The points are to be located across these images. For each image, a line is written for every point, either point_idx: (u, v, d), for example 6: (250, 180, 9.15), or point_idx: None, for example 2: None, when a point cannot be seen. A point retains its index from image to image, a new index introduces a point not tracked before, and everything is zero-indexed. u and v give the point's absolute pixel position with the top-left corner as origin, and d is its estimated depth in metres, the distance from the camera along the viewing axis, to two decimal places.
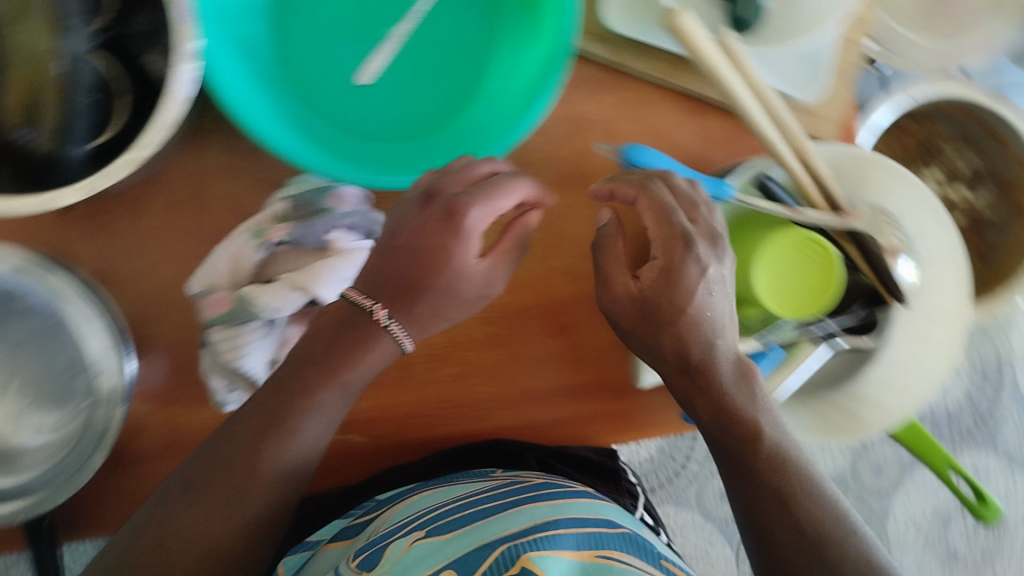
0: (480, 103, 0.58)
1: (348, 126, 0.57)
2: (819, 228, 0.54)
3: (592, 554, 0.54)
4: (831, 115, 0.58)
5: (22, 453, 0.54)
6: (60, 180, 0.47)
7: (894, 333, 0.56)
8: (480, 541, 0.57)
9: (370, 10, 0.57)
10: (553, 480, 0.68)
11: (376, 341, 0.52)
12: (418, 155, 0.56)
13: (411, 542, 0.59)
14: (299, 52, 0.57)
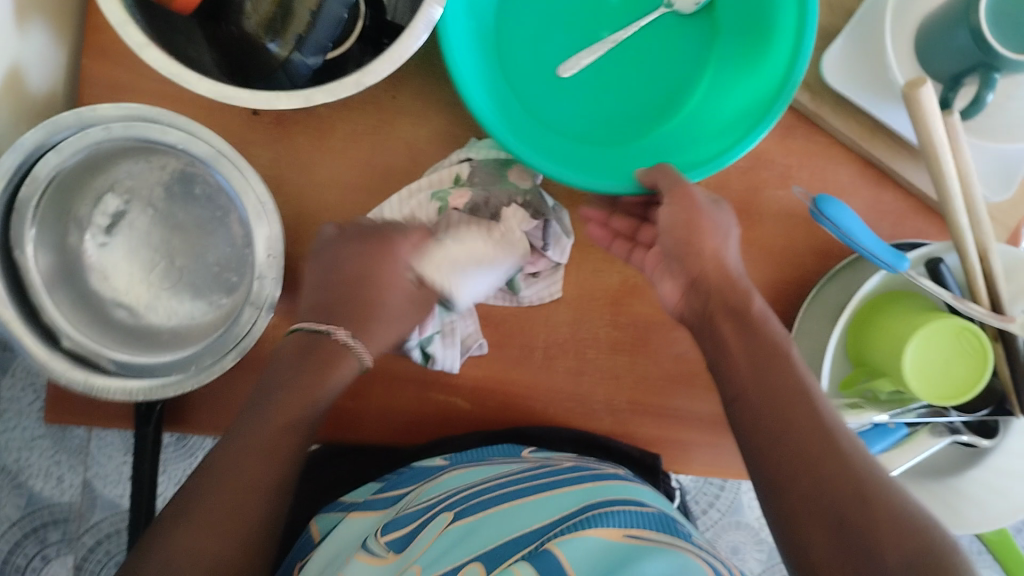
0: (666, 130, 0.58)
1: (536, 112, 0.58)
2: (978, 323, 0.54)
3: (621, 533, 0.45)
4: (1008, 222, 0.60)
5: (152, 330, 0.54)
6: (285, 85, 0.49)
7: (1007, 441, 0.57)
8: (505, 536, 0.48)
9: (597, 13, 0.58)
10: (585, 463, 0.57)
11: (341, 360, 0.52)
12: (595, 158, 0.56)
13: (438, 529, 0.50)
14: (516, 30, 0.58)
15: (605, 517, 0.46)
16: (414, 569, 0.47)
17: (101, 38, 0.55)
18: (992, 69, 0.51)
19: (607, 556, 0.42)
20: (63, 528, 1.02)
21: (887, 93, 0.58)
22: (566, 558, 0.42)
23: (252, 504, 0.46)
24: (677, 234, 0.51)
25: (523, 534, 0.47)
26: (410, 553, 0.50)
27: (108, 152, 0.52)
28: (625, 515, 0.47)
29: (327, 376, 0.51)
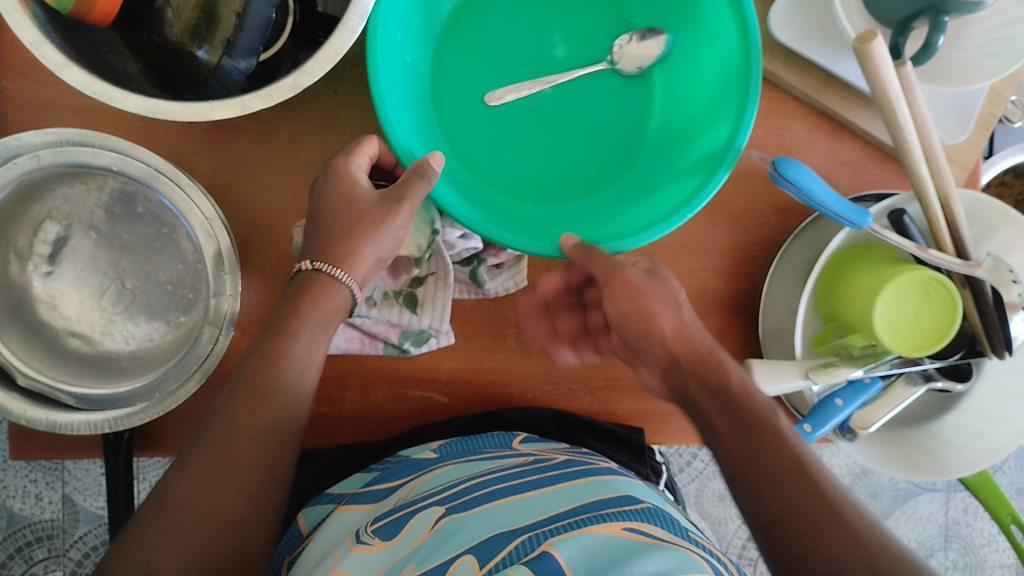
0: (594, 191, 0.57)
1: (466, 158, 0.56)
2: (945, 271, 0.54)
3: (618, 527, 0.44)
4: (964, 163, 0.59)
5: (111, 358, 0.52)
6: (217, 94, 0.46)
7: (979, 383, 0.58)
8: (496, 531, 0.47)
9: (540, 65, 0.57)
10: (580, 459, 0.55)
11: (327, 293, 0.46)
12: (522, 213, 0.54)
13: (429, 523, 0.48)
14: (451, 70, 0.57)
15: (599, 517, 0.45)
16: (409, 565, 0.45)
17: (21, 56, 0.53)
18: (941, 13, 0.50)
19: (606, 554, 0.41)
20: (47, 545, 1.00)
21: (838, 45, 0.57)
22: (564, 560, 0.41)
23: (251, 501, 0.42)
24: (632, 325, 0.49)
25: (515, 531, 0.46)
26: (399, 546, 0.48)
27: (41, 180, 0.50)
28: (620, 514, 0.46)
29: (307, 317, 0.46)
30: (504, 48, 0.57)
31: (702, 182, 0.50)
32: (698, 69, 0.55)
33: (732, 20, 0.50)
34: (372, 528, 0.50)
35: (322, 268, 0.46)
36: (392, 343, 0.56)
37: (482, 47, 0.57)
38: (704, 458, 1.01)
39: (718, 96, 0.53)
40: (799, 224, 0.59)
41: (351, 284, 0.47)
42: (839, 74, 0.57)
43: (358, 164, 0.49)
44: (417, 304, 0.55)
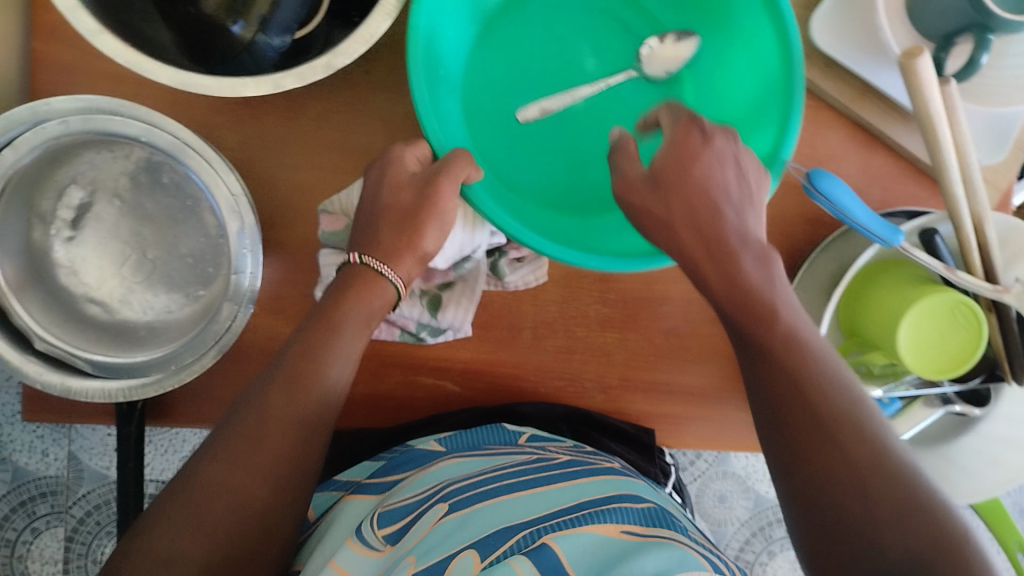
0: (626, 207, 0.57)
1: (500, 173, 0.56)
2: (972, 295, 0.53)
3: (618, 530, 0.44)
4: (1000, 185, 0.58)
5: (128, 326, 0.52)
6: (249, 69, 0.47)
7: (999, 408, 0.57)
8: (500, 526, 0.46)
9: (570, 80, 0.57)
10: (584, 458, 0.55)
11: (375, 287, 0.46)
12: (559, 228, 0.53)
13: (433, 519, 0.47)
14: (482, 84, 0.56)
15: (601, 515, 0.45)
16: (409, 559, 0.44)
17: (50, 16, 0.52)
18: (987, 30, 0.49)
19: (606, 555, 0.41)
20: (50, 501, 0.98)
21: (879, 56, 0.55)
22: (565, 557, 0.41)
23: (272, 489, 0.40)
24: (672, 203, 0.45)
25: (516, 526, 0.46)
26: (403, 544, 0.47)
27: (68, 145, 0.49)
28: (622, 512, 0.46)
29: (353, 308, 0.45)
30: (534, 56, 0.57)
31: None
32: (738, 74, 0.54)
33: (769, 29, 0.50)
34: (381, 532, 0.48)
35: (370, 263, 0.46)
36: (409, 331, 0.56)
37: (514, 54, 0.57)
38: (708, 458, 1.00)
39: (760, 102, 0.52)
40: (827, 237, 0.59)
41: (397, 282, 0.47)
42: (878, 87, 0.56)
43: (414, 157, 0.48)
44: (440, 306, 0.55)
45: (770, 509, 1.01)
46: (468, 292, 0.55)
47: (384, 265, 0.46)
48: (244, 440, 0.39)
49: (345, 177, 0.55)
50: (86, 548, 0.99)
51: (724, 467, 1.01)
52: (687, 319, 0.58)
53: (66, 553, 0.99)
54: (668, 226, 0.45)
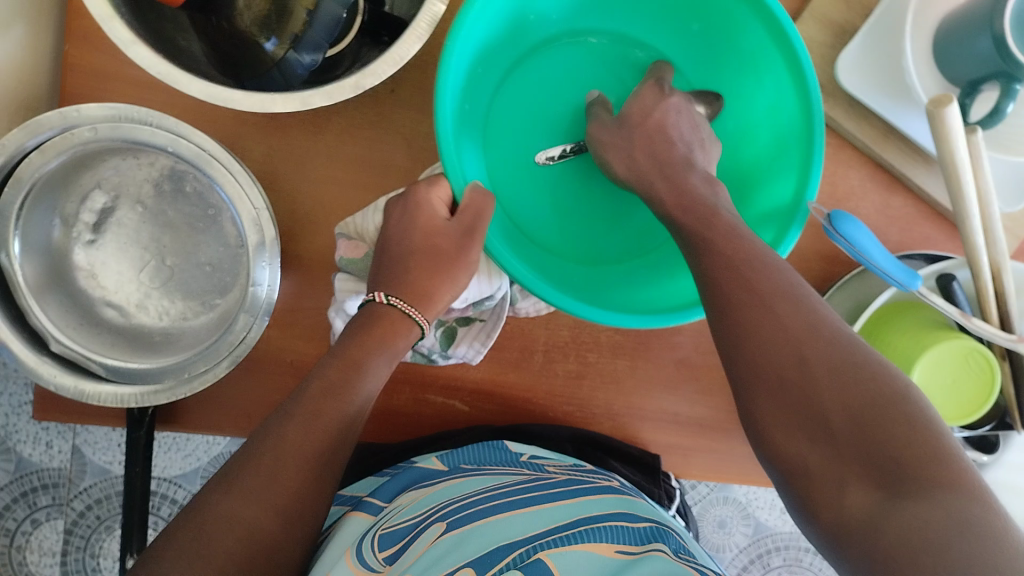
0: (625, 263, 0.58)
1: (512, 211, 0.57)
2: (986, 341, 0.52)
3: (613, 549, 0.43)
4: (1018, 232, 0.58)
5: (144, 332, 0.53)
6: (278, 85, 0.47)
7: (1006, 455, 0.57)
8: (496, 544, 0.45)
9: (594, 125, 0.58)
10: (580, 477, 0.54)
11: (400, 328, 0.48)
12: (563, 274, 0.55)
13: (429, 539, 0.46)
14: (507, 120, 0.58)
15: (598, 533, 0.44)
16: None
17: (83, 21, 0.52)
18: (1013, 80, 0.49)
19: (600, 570, 0.40)
20: (52, 493, 0.98)
21: (904, 99, 0.56)
22: (557, 568, 0.40)
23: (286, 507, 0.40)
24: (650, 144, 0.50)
25: (514, 544, 0.44)
26: (398, 566, 0.45)
27: (94, 151, 0.50)
28: (618, 531, 0.45)
29: (376, 350, 0.46)
30: (553, 100, 0.59)
31: (779, 233, 0.50)
32: (759, 121, 0.55)
33: (790, 83, 0.51)
34: (381, 555, 0.46)
35: (398, 304, 0.48)
36: (421, 352, 0.56)
37: (535, 98, 0.58)
38: (710, 482, 1.00)
39: (781, 149, 0.53)
40: (843, 277, 0.59)
41: (421, 320, 0.49)
42: (902, 130, 0.56)
43: (435, 197, 0.49)
44: (455, 339, 0.56)
45: (770, 536, 1.01)
46: (487, 330, 0.55)
47: (405, 302, 0.48)
48: (264, 472, 0.40)
49: (366, 193, 0.56)
50: (85, 541, 0.99)
51: (725, 493, 1.01)
52: (699, 351, 0.58)
53: (65, 545, 0.99)
54: (629, 154, 0.50)
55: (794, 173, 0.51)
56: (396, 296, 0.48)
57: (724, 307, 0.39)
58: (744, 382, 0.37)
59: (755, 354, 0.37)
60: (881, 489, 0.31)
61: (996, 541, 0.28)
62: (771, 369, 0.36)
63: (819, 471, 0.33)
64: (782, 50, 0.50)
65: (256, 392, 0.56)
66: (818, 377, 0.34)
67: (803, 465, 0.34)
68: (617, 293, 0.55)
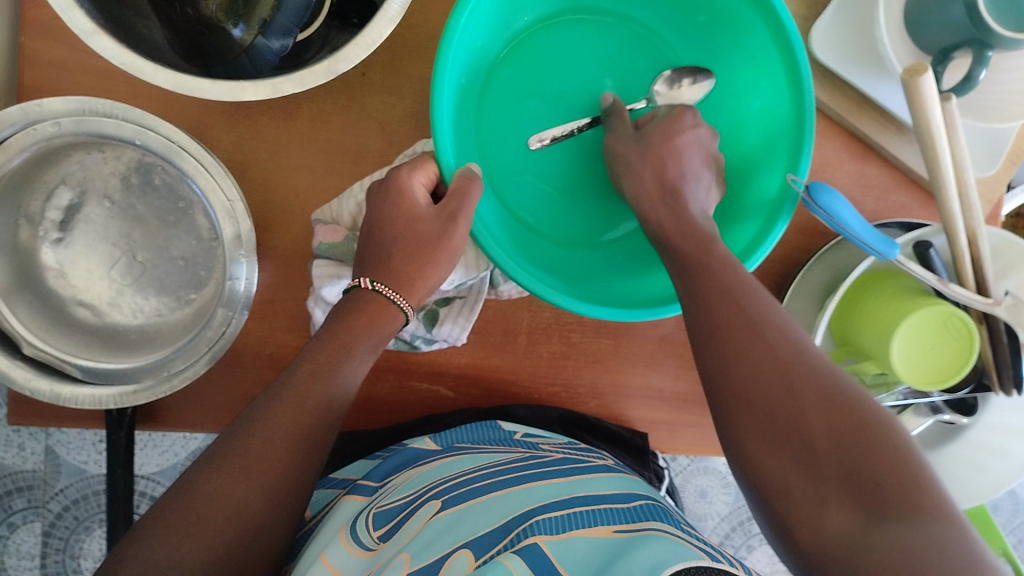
0: (604, 248, 0.59)
1: (504, 197, 0.57)
2: (964, 305, 0.53)
3: (610, 531, 0.42)
4: (992, 197, 0.59)
5: (118, 331, 0.51)
6: (249, 73, 0.46)
7: (985, 417, 0.58)
8: (492, 526, 0.44)
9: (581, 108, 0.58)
10: (575, 456, 0.54)
11: (386, 318, 0.48)
12: (548, 261, 0.56)
13: (424, 518, 0.45)
14: (500, 105, 0.57)
15: (594, 515, 0.43)
16: (402, 557, 0.42)
17: (38, 11, 0.50)
18: (985, 47, 0.49)
19: (598, 555, 0.39)
20: (27, 495, 0.96)
21: (878, 70, 0.56)
22: (554, 554, 0.38)
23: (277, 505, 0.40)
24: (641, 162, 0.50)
25: (507, 525, 0.43)
26: (393, 543, 0.45)
27: (58, 146, 0.48)
28: (614, 512, 0.44)
29: (362, 339, 0.46)
30: (537, 81, 0.58)
31: (765, 227, 0.52)
32: (748, 105, 0.56)
33: (784, 73, 0.52)
34: (376, 534, 0.46)
35: (382, 289, 0.48)
36: (403, 339, 0.56)
37: (525, 81, 0.58)
38: (689, 453, 1.00)
39: (769, 142, 0.54)
40: (821, 247, 0.59)
41: (408, 309, 0.49)
42: (877, 100, 0.56)
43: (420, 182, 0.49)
44: (438, 319, 0.55)
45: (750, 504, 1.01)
46: (468, 305, 0.55)
47: (386, 286, 0.48)
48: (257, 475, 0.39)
49: (341, 180, 0.55)
50: (63, 543, 0.97)
51: (706, 464, 1.01)
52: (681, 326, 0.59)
53: (43, 547, 0.97)
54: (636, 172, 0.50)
55: (783, 163, 0.52)
56: (382, 283, 0.48)
57: (713, 335, 0.39)
58: (724, 394, 0.37)
59: (739, 378, 0.37)
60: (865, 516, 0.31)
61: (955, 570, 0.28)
62: (756, 395, 0.36)
63: (800, 500, 0.33)
64: (778, 45, 0.51)
65: (235, 386, 0.55)
66: (806, 401, 0.34)
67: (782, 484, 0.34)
68: (600, 282, 0.55)
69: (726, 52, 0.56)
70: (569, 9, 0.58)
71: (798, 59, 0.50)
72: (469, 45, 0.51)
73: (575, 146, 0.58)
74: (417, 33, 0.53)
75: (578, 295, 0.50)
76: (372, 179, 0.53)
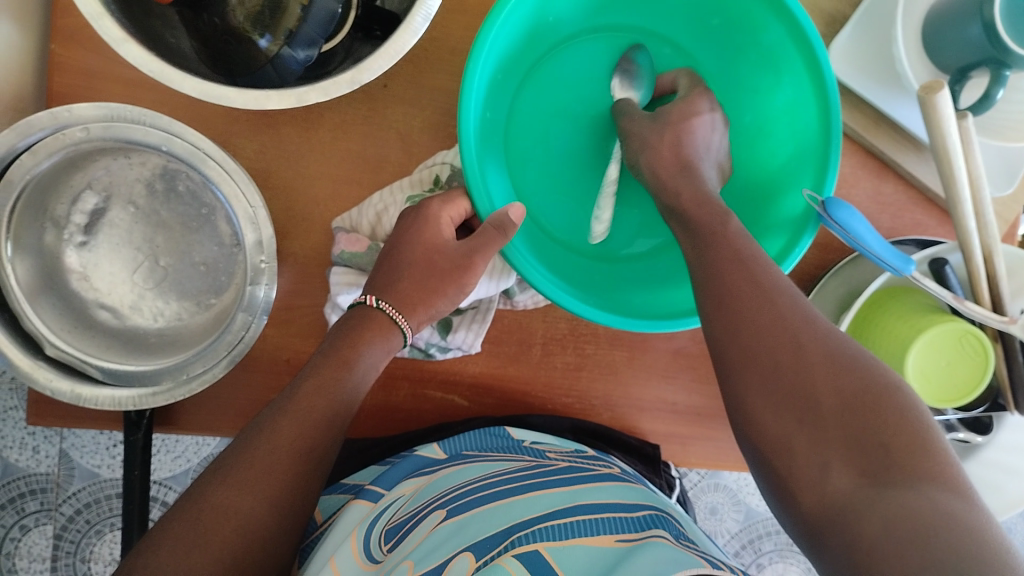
0: (639, 259, 0.59)
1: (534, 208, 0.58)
2: (978, 324, 0.53)
3: (613, 539, 0.42)
4: (1008, 217, 0.59)
5: (139, 334, 0.52)
6: (272, 81, 0.46)
7: (999, 436, 0.57)
8: (493, 530, 0.44)
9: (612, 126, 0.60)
10: (581, 464, 0.54)
11: (388, 335, 0.48)
12: (575, 272, 0.56)
13: (429, 527, 0.46)
14: (529, 121, 0.58)
15: (596, 524, 0.43)
16: (407, 564, 0.43)
17: (69, 19, 0.51)
18: (1003, 66, 0.50)
19: (600, 561, 0.39)
20: (40, 498, 0.96)
21: (896, 88, 0.56)
22: (554, 560, 0.39)
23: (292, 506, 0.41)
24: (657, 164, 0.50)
25: (508, 528, 0.44)
26: (399, 552, 0.46)
27: (85, 151, 0.49)
28: (614, 521, 0.44)
29: (368, 351, 0.47)
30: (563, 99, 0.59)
31: (790, 242, 0.52)
32: (773, 101, 0.56)
33: (805, 72, 0.52)
34: (385, 547, 0.48)
35: (386, 309, 0.48)
36: (418, 347, 0.56)
37: (551, 104, 0.59)
38: (701, 470, 1.00)
39: (797, 153, 0.54)
40: (836, 263, 0.60)
41: (404, 326, 0.49)
42: (895, 118, 0.57)
43: (450, 216, 0.50)
44: (452, 327, 0.56)
45: (760, 521, 1.01)
46: (480, 317, 0.56)
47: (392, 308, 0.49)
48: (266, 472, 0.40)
49: (361, 189, 0.56)
50: (75, 546, 0.98)
51: (716, 480, 1.01)
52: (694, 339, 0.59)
53: (55, 551, 0.97)
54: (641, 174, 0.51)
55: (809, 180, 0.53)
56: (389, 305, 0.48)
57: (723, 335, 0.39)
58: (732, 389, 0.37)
59: (742, 358, 0.37)
60: (869, 478, 0.31)
61: (956, 531, 0.28)
62: (760, 372, 0.36)
63: (806, 463, 0.33)
64: (802, 49, 0.51)
65: (252, 390, 0.55)
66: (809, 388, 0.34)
67: (785, 445, 0.34)
68: (629, 292, 0.55)
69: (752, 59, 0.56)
70: (587, 25, 0.58)
71: (819, 57, 0.50)
72: (495, 74, 0.52)
73: (606, 161, 0.58)
74: (439, 45, 0.54)
75: (601, 305, 0.50)
76: (393, 189, 0.54)
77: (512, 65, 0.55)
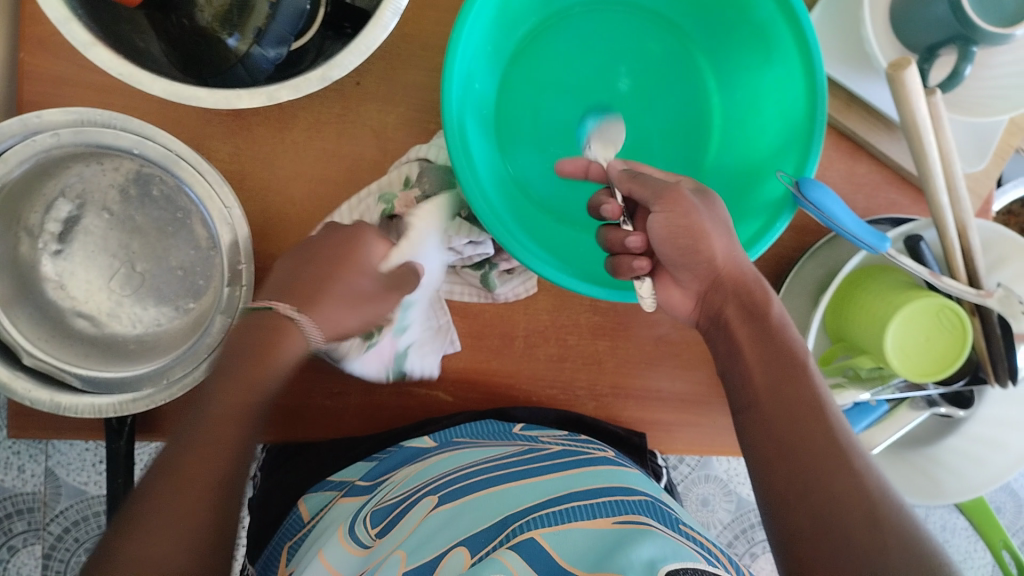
0: None
1: (525, 185, 0.58)
2: (956, 298, 0.54)
3: (609, 522, 0.42)
4: (980, 192, 0.59)
5: (118, 341, 0.51)
6: (244, 81, 0.46)
7: (982, 410, 0.58)
8: (490, 521, 0.45)
9: (607, 98, 0.59)
10: (575, 448, 0.54)
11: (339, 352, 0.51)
12: (567, 246, 0.56)
13: (421, 513, 0.47)
14: (519, 99, 0.58)
15: (592, 509, 0.44)
16: (398, 554, 0.44)
17: (37, 26, 0.51)
18: (969, 43, 0.50)
19: (595, 548, 0.40)
20: (28, 518, 0.95)
21: (866, 69, 0.57)
22: (552, 548, 0.40)
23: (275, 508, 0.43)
24: (677, 243, 0.46)
25: (505, 519, 0.45)
26: (390, 540, 0.47)
27: (57, 158, 0.49)
28: (610, 504, 0.44)
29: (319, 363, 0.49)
30: (553, 74, 0.58)
31: (765, 226, 0.52)
32: (761, 76, 0.55)
33: (795, 49, 0.51)
34: (372, 531, 0.48)
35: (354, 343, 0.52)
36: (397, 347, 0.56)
37: (541, 77, 0.58)
38: (690, 461, 1.00)
39: (786, 126, 0.53)
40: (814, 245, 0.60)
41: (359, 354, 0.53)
42: (866, 98, 0.57)
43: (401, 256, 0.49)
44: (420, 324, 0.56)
45: (752, 511, 1.01)
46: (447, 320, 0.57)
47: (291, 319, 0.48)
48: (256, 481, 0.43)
49: (337, 189, 0.55)
50: (64, 565, 0.97)
51: (706, 471, 1.01)
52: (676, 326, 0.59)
53: (45, 570, 0.97)
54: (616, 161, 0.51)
55: (794, 158, 0.52)
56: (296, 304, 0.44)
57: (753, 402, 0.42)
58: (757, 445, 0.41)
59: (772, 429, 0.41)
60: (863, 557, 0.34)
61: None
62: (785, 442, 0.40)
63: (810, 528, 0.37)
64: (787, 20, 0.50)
65: None
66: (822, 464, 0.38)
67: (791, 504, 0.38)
68: None
69: (738, 36, 0.55)
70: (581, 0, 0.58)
71: (806, 32, 0.49)
72: (478, 51, 0.52)
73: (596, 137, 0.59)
74: (410, 42, 0.54)
75: (586, 279, 0.51)
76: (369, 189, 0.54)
77: (495, 44, 0.55)
